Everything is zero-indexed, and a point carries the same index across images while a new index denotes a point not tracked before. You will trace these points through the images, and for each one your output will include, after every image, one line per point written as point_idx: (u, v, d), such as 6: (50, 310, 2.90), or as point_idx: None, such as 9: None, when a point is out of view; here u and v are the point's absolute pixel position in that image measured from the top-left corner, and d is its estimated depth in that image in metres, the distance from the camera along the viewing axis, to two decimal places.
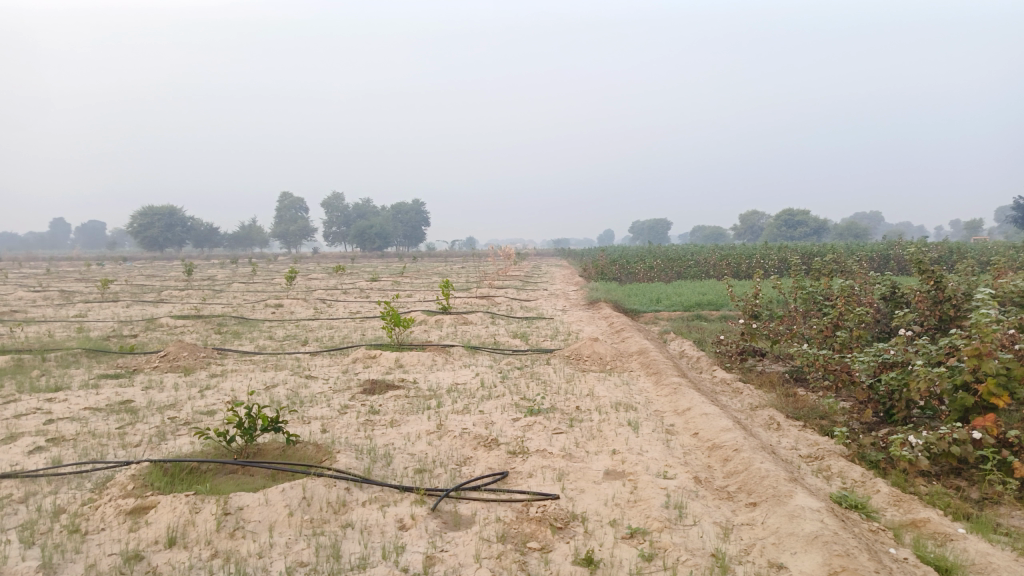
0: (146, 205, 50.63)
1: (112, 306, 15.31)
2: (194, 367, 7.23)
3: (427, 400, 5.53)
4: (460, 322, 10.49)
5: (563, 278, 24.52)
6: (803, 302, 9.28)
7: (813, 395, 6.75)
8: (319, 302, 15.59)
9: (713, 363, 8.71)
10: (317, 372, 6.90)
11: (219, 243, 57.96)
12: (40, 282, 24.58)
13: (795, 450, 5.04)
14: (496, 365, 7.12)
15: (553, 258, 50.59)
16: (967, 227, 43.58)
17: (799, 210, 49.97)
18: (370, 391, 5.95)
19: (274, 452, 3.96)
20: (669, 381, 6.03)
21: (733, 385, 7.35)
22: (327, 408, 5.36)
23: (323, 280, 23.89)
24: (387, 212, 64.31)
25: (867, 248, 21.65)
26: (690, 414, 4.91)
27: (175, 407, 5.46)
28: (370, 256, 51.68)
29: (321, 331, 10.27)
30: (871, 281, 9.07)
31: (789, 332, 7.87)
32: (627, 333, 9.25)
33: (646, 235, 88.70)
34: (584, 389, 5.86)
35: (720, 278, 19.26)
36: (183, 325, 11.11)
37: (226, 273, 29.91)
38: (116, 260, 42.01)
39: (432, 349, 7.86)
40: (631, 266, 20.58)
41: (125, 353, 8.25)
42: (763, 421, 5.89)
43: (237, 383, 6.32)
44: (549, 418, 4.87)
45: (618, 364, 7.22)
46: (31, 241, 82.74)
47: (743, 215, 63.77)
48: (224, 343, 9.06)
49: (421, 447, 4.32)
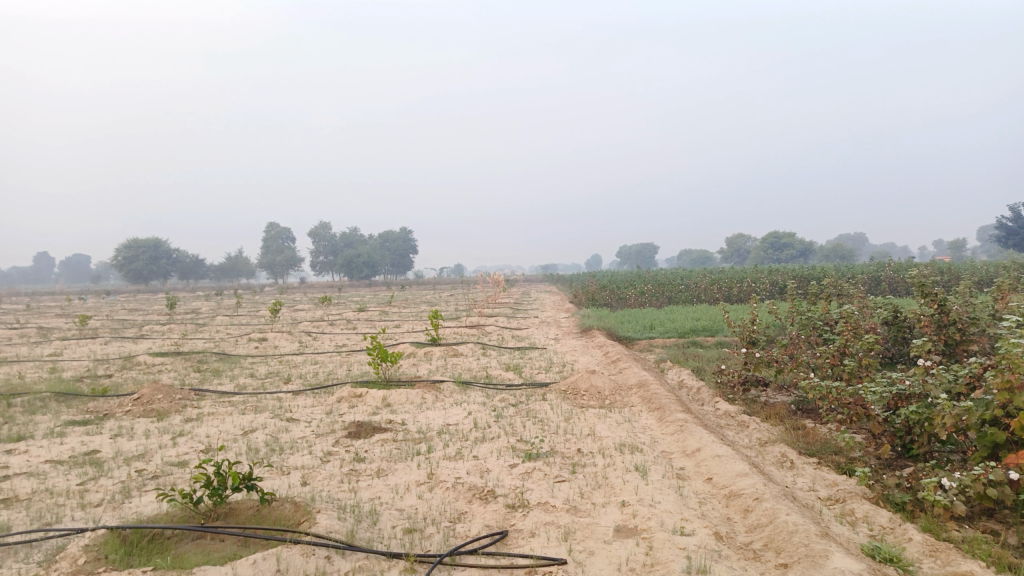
0: (130, 238, 50.02)
1: (88, 343, 14.80)
2: (168, 411, 6.80)
3: (416, 444, 5.16)
4: (450, 355, 10.11)
5: (553, 305, 24.27)
6: (803, 328, 8.97)
7: (823, 428, 6.42)
8: (303, 335, 15.16)
9: (714, 394, 8.36)
10: (300, 414, 6.50)
11: (204, 275, 57.36)
12: (19, 318, 24.03)
13: (813, 493, 4.70)
14: (490, 401, 6.75)
15: (543, 284, 50.32)
16: (952, 245, 43.79)
17: (785, 232, 50.11)
18: (355, 435, 5.56)
19: (247, 514, 3.57)
20: (673, 417, 5.69)
21: (738, 419, 7.00)
22: (308, 456, 4.96)
23: (310, 311, 23.46)
24: (374, 241, 64.03)
25: (858, 269, 21.50)
26: (701, 456, 4.56)
27: (144, 459, 5.04)
28: (357, 285, 51.18)
29: (306, 367, 9.86)
30: (872, 305, 8.79)
31: (792, 361, 7.55)
32: (623, 364, 8.90)
33: (633, 259, 88.86)
34: (584, 428, 5.50)
35: (712, 302, 19.00)
36: (162, 363, 10.65)
37: (212, 305, 29.47)
38: (100, 295, 41.36)
39: (421, 385, 7.47)
40: (621, 292, 20.30)
41: (96, 396, 7.80)
42: (775, 459, 5.55)
43: (213, 429, 5.91)
44: (549, 463, 4.50)
45: (617, 398, 6.87)
46: (14, 276, 81.62)
47: (729, 238, 63.99)
48: (202, 382, 8.63)
49: (411, 502, 3.94)
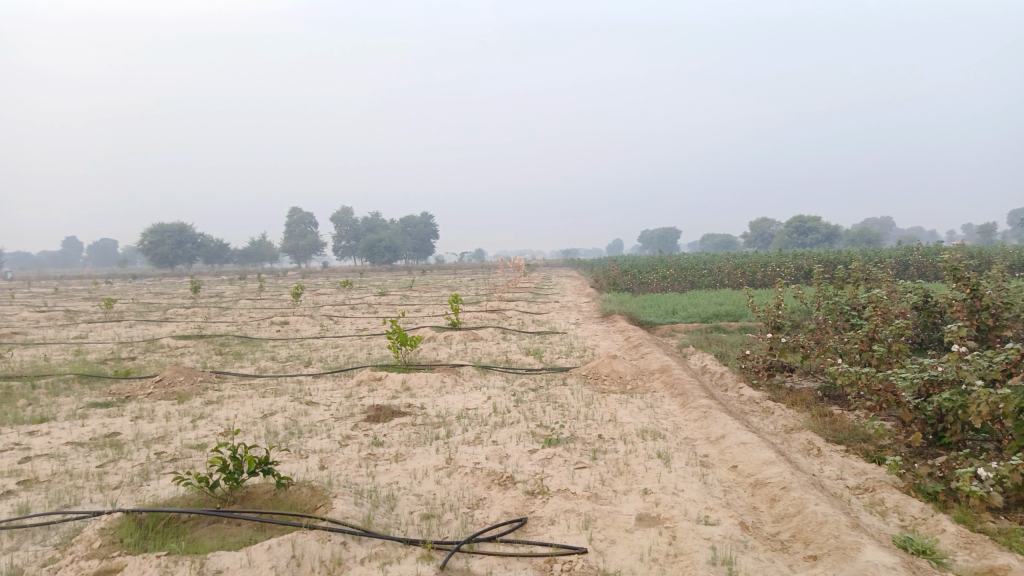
0: (155, 223, 50.51)
1: (114, 325, 14.98)
2: (189, 394, 6.82)
3: (434, 428, 5.10)
4: (470, 339, 10.05)
5: (575, 289, 24.16)
6: (831, 313, 8.77)
7: (851, 415, 6.27)
8: (324, 318, 15.20)
9: (738, 380, 8.21)
10: (319, 397, 6.48)
11: (229, 259, 57.90)
12: (47, 302, 24.41)
13: (842, 481, 4.57)
14: (509, 386, 6.67)
15: (564, 268, 50.13)
16: (981, 229, 42.84)
17: (811, 216, 49.34)
18: (374, 418, 5.51)
19: (263, 498, 3.53)
20: (697, 403, 5.57)
21: (762, 405, 6.87)
22: (326, 440, 4.93)
23: (331, 295, 23.54)
24: (396, 225, 64.16)
25: (886, 253, 21.08)
26: (725, 443, 4.45)
27: (163, 441, 5.03)
28: (379, 269, 51.35)
29: (326, 350, 9.87)
30: (902, 290, 8.57)
31: (819, 346, 7.38)
32: (645, 348, 8.78)
33: (656, 244, 88.19)
34: (605, 414, 5.41)
35: (736, 286, 18.75)
36: (184, 346, 10.71)
37: (235, 288, 29.70)
38: (126, 279, 41.92)
39: (440, 369, 7.41)
40: (643, 276, 20.09)
41: (119, 378, 7.85)
42: (802, 447, 5.42)
43: (232, 412, 5.90)
44: (570, 450, 4.42)
45: (639, 383, 6.77)
46: (43, 260, 82.99)
47: (753, 222, 63.23)
48: (224, 365, 8.66)
49: (429, 487, 3.88)
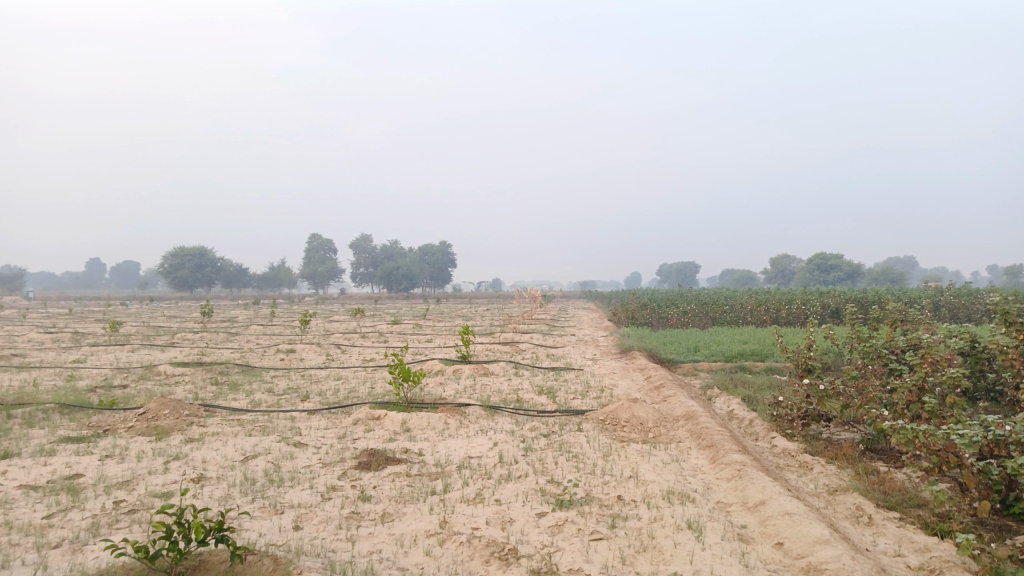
0: (177, 247, 50.80)
1: (116, 349, 14.56)
2: (171, 430, 6.27)
3: (431, 481, 4.51)
4: (480, 375, 9.46)
5: (592, 322, 23.60)
6: (869, 356, 8.10)
7: (900, 476, 5.60)
8: (332, 347, 14.67)
9: (769, 429, 7.52)
10: (309, 437, 5.90)
11: (247, 284, 58.04)
12: (58, 323, 24.14)
13: (902, 561, 3.93)
14: (518, 430, 6.06)
15: (580, 300, 49.55)
16: (1008, 271, 41.82)
17: (834, 253, 48.48)
18: (364, 466, 4.92)
19: (217, 570, 2.93)
20: (728, 459, 4.94)
21: (799, 460, 6.20)
22: (307, 492, 4.34)
23: (345, 323, 23.11)
24: (415, 254, 64.10)
25: (915, 292, 20.29)
26: (766, 512, 3.81)
27: (126, 487, 4.47)
28: (395, 298, 51.06)
29: (327, 383, 9.31)
30: (948, 332, 7.87)
31: (861, 394, 6.72)
32: (667, 390, 8.13)
33: (674, 278, 87.36)
34: (625, 469, 4.79)
35: (759, 324, 18.07)
36: (181, 374, 10.20)
37: (249, 314, 29.35)
38: (144, 301, 41.81)
39: (444, 409, 6.82)
40: (663, 310, 19.43)
41: (102, 408, 7.33)
42: (849, 513, 4.76)
43: (211, 453, 5.33)
44: (584, 515, 3.81)
45: (661, 431, 6.14)
46: (65, 280, 83.79)
47: (774, 258, 62.46)
48: (216, 397, 8.13)
49: (416, 560, 3.28)
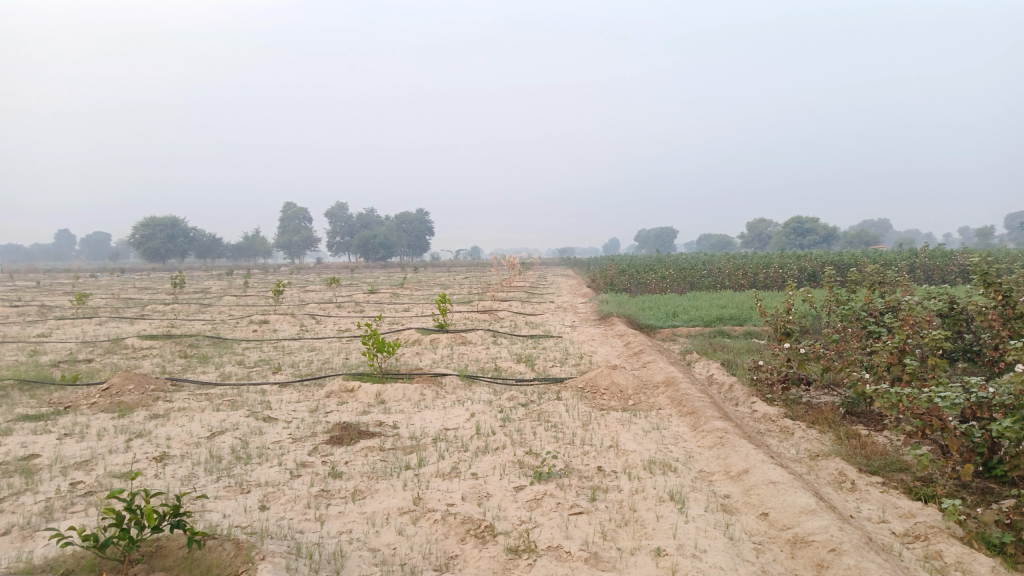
0: (149, 217, 49.70)
1: (83, 322, 14.18)
2: (135, 406, 6.04)
3: (405, 456, 4.35)
4: (458, 344, 9.29)
5: (571, 289, 23.48)
6: (848, 319, 8.04)
7: (881, 440, 5.55)
8: (307, 317, 14.40)
9: (749, 394, 7.46)
10: (280, 411, 5.71)
11: (222, 254, 57.24)
12: (25, 295, 23.54)
13: (886, 527, 3.86)
14: (496, 400, 5.92)
15: (559, 267, 49.47)
16: (978, 232, 42.39)
17: (810, 217, 48.73)
18: (336, 441, 4.74)
19: (175, 557, 2.74)
20: (710, 426, 4.83)
21: (780, 425, 6.13)
22: (275, 470, 4.16)
23: (321, 293, 22.79)
24: (392, 222, 63.47)
25: (891, 255, 20.42)
26: (750, 481, 3.71)
27: (84, 468, 4.26)
28: (372, 267, 50.63)
29: (300, 354, 9.09)
30: (928, 293, 7.80)
31: (842, 358, 6.64)
32: (647, 356, 8.02)
33: (652, 243, 87.50)
34: (605, 438, 4.67)
35: (737, 288, 18.07)
36: (150, 348, 9.91)
37: (223, 284, 28.85)
38: (116, 272, 40.87)
39: (420, 379, 6.65)
40: (641, 276, 19.34)
41: (65, 384, 7.07)
42: (832, 479, 4.69)
43: (176, 430, 5.12)
44: (564, 487, 3.67)
45: (641, 398, 6.03)
46: (35, 252, 81.99)
47: (751, 223, 62.73)
48: (184, 370, 7.88)
49: (388, 539, 3.12)
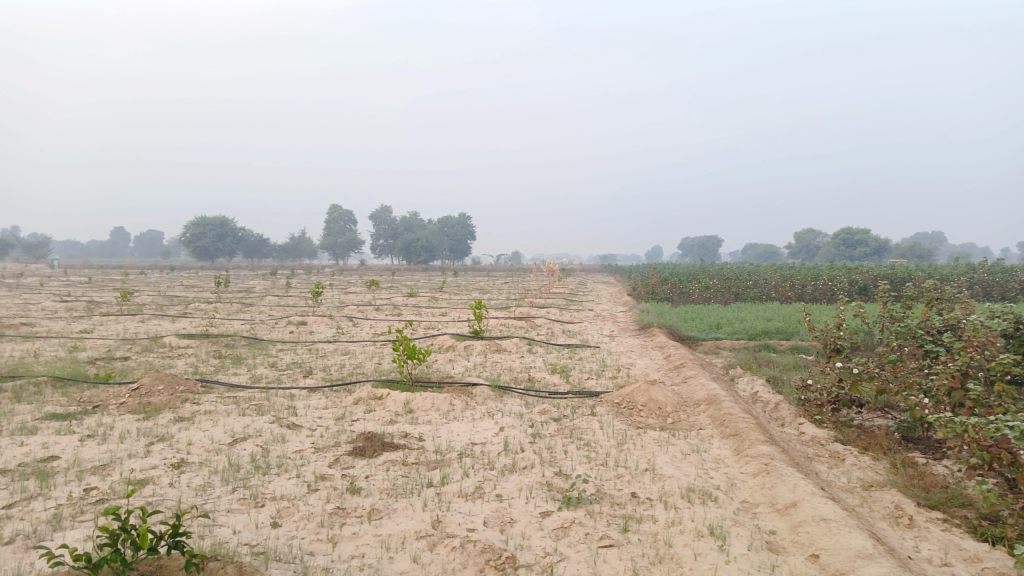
0: (199, 217, 50.85)
1: (126, 319, 14.36)
2: (162, 407, 5.96)
3: (428, 472, 4.14)
4: (492, 352, 9.07)
5: (611, 297, 23.09)
6: (903, 337, 7.58)
7: (941, 471, 5.14)
8: (344, 319, 14.36)
9: (796, 414, 7.06)
10: (305, 418, 5.55)
11: (268, 254, 58.18)
12: (74, 291, 24.13)
13: (948, 572, 3.52)
14: (527, 413, 5.67)
15: (599, 274, 48.99)
16: None
17: (860, 228, 47.39)
18: (358, 452, 4.55)
19: None
20: (755, 451, 4.50)
21: (829, 449, 5.76)
22: (292, 482, 3.99)
23: (360, 294, 22.81)
24: (435, 226, 63.79)
25: (948, 269, 19.55)
26: (798, 517, 3.40)
27: (100, 473, 4.15)
28: (413, 270, 50.89)
29: (333, 358, 8.97)
30: (992, 312, 7.29)
31: (899, 380, 6.21)
32: (688, 371, 7.67)
33: (696, 252, 86.20)
34: (640, 461, 4.38)
35: (784, 300, 17.51)
36: (186, 347, 9.91)
37: (264, 284, 29.15)
38: (165, 270, 41.69)
39: (450, 389, 6.45)
40: (684, 285, 18.87)
41: (97, 382, 7.05)
42: (887, 513, 4.32)
43: (197, 435, 5.00)
44: (594, 516, 3.41)
45: (680, 416, 5.73)
46: (91, 248, 84.68)
47: (799, 234, 61.36)
48: (216, 371, 7.83)
49: (402, 567, 2.91)
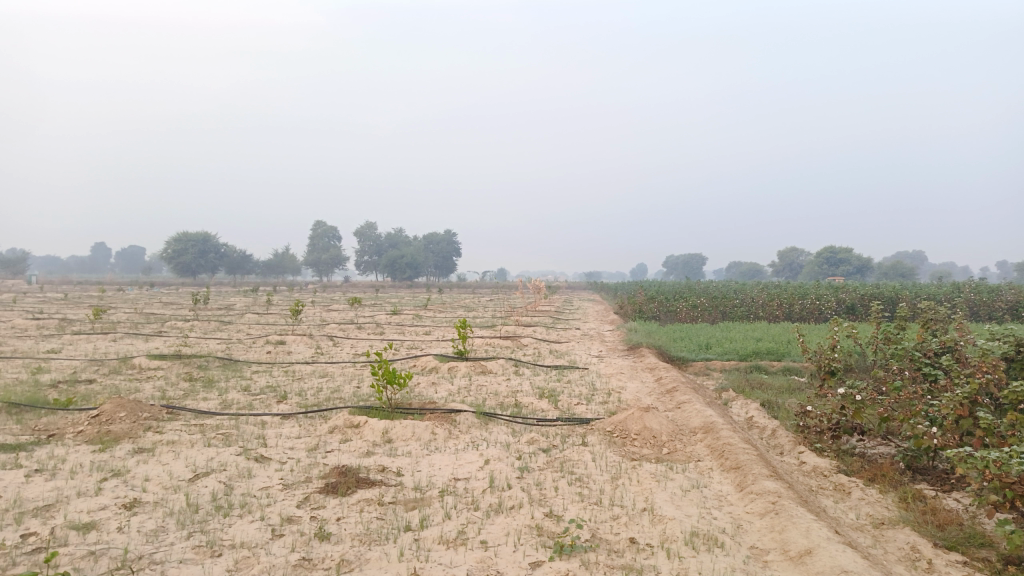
0: (179, 232, 50.03)
1: (97, 338, 13.81)
2: (122, 437, 5.54)
3: (406, 514, 3.77)
4: (477, 374, 8.70)
5: (598, 315, 22.81)
6: (901, 360, 7.28)
7: (955, 506, 4.83)
8: (324, 339, 13.92)
9: (795, 442, 6.75)
10: (275, 450, 5.15)
11: (251, 271, 57.40)
12: (47, 308, 23.42)
13: None
14: (514, 444, 5.32)
15: (584, 292, 48.74)
16: (1019, 265, 41.04)
17: (843, 248, 47.55)
18: (330, 489, 4.18)
19: None
20: (760, 488, 4.17)
21: (833, 481, 5.46)
22: (255, 526, 3.61)
23: (342, 312, 22.34)
24: (420, 243, 63.34)
25: (934, 289, 19.44)
26: (816, 568, 3.07)
27: (42, 515, 3.74)
28: (398, 287, 50.39)
29: (310, 381, 8.56)
30: (994, 333, 6.99)
31: (904, 408, 5.90)
32: (680, 395, 7.36)
33: (681, 270, 86.38)
34: (638, 499, 4.04)
35: (771, 319, 17.30)
36: (156, 368, 9.45)
37: (245, 302, 28.54)
38: (144, 287, 40.83)
39: (433, 416, 6.08)
40: (671, 304, 18.61)
41: (56, 409, 6.60)
42: (903, 555, 4.01)
43: (156, 469, 4.60)
44: (589, 567, 3.07)
45: (676, 446, 5.40)
46: (70, 264, 83.46)
47: (783, 252, 61.60)
48: (184, 396, 7.39)
49: None
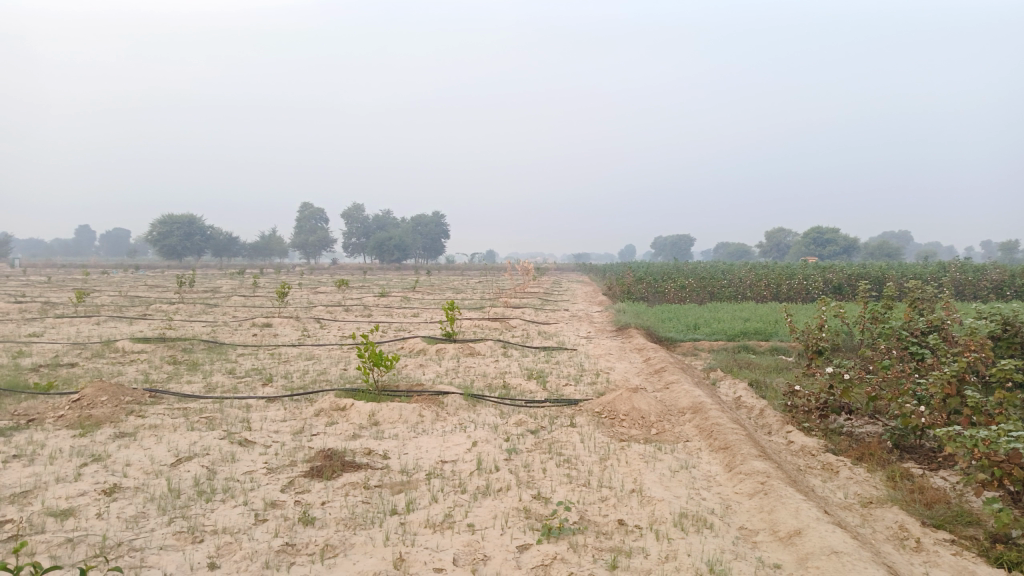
0: (164, 215, 49.48)
1: (80, 322, 13.63)
2: (103, 422, 5.44)
3: (392, 497, 3.72)
4: (465, 356, 8.64)
5: (587, 297, 22.78)
6: (889, 339, 7.26)
7: (942, 484, 4.83)
8: (311, 321, 13.80)
9: (783, 421, 6.74)
10: (259, 433, 5.08)
11: (237, 253, 56.95)
12: (30, 291, 23.12)
13: None
14: (502, 426, 5.27)
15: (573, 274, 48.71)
16: (1003, 246, 41.35)
17: (829, 228, 47.71)
18: (315, 473, 4.11)
19: None
20: (749, 468, 4.14)
21: (821, 460, 5.45)
22: (238, 512, 3.54)
23: (329, 295, 22.20)
24: (408, 224, 63.03)
25: (920, 268, 19.51)
26: (805, 549, 3.04)
27: (19, 502, 3.66)
28: (386, 270, 50.18)
29: (296, 363, 8.47)
30: (981, 311, 6.97)
31: (891, 386, 5.88)
32: (669, 375, 7.34)
33: (669, 251, 86.52)
34: (626, 481, 4.00)
35: (759, 300, 17.33)
36: (139, 352, 9.32)
37: (231, 284, 28.32)
38: (129, 270, 40.42)
39: (420, 398, 6.02)
40: (660, 284, 18.60)
41: (36, 393, 6.49)
42: (891, 534, 4.00)
43: (138, 454, 4.52)
44: (577, 550, 3.03)
45: (664, 426, 5.38)
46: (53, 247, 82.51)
47: (770, 233, 61.78)
48: (168, 379, 7.29)
49: None
